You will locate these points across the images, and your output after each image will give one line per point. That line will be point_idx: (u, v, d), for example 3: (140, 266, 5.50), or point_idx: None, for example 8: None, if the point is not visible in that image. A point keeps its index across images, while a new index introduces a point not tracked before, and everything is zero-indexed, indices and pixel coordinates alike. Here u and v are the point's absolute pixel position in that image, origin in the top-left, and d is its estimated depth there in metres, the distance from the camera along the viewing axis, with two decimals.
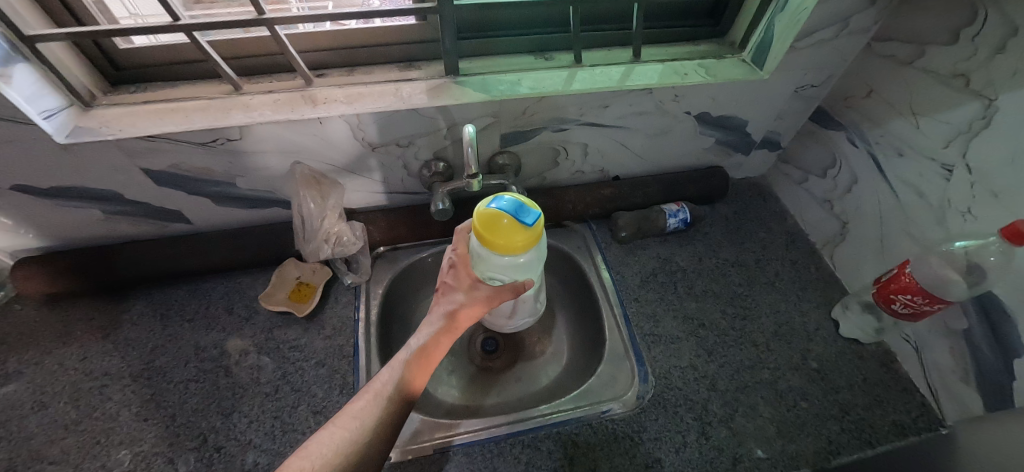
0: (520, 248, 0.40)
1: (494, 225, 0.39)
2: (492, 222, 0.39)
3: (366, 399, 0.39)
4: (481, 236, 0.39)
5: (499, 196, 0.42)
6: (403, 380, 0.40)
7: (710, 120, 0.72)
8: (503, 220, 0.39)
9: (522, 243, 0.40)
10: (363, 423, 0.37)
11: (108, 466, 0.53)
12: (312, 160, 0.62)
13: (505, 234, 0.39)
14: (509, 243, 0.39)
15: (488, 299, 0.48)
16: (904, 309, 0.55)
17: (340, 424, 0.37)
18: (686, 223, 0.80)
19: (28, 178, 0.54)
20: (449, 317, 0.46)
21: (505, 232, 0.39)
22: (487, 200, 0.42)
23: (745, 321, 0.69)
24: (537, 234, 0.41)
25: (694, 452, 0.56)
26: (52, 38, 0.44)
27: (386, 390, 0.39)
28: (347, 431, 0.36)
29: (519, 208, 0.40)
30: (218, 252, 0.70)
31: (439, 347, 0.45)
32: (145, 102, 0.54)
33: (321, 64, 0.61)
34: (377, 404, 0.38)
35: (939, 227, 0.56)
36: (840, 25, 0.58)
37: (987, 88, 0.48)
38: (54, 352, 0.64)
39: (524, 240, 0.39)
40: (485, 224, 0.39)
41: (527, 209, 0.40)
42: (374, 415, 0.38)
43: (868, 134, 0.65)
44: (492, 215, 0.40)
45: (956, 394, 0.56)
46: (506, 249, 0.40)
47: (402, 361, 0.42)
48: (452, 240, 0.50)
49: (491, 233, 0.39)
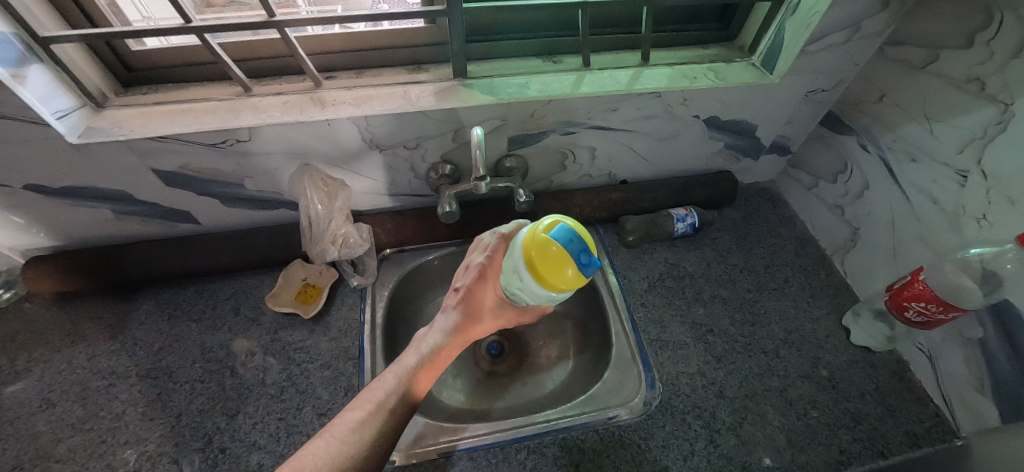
0: (560, 283, 0.40)
1: (545, 247, 0.40)
2: (547, 243, 0.40)
3: (366, 411, 0.39)
4: (530, 254, 0.40)
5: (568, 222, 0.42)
6: (409, 391, 0.42)
7: (719, 124, 0.72)
8: (553, 248, 0.40)
9: (564, 278, 0.40)
10: (360, 435, 0.37)
11: (114, 465, 0.53)
12: (319, 162, 0.62)
13: (549, 265, 0.40)
14: (551, 271, 0.40)
15: (506, 319, 0.50)
16: (918, 317, 0.54)
17: (336, 435, 0.37)
18: (694, 228, 0.79)
19: (40, 178, 0.55)
20: (460, 330, 0.48)
21: (549, 260, 0.40)
22: (544, 220, 0.43)
23: (755, 328, 0.69)
24: (580, 279, 0.41)
25: (702, 460, 0.55)
26: (66, 40, 0.45)
27: (389, 403, 0.40)
28: (342, 443, 0.36)
29: (579, 248, 0.40)
30: (225, 252, 0.70)
31: (446, 356, 0.47)
32: (156, 103, 0.55)
33: (330, 66, 0.61)
34: (377, 416, 0.39)
35: (953, 233, 0.55)
36: (851, 29, 0.57)
37: (1002, 93, 0.47)
38: (63, 351, 0.64)
39: (565, 275, 0.40)
40: (538, 245, 0.40)
41: (586, 255, 0.40)
42: (373, 429, 0.38)
43: (880, 139, 0.64)
44: (549, 245, 0.40)
45: (973, 405, 0.55)
46: (547, 275, 0.40)
47: (408, 373, 0.43)
48: (489, 245, 0.48)
49: (539, 253, 0.40)
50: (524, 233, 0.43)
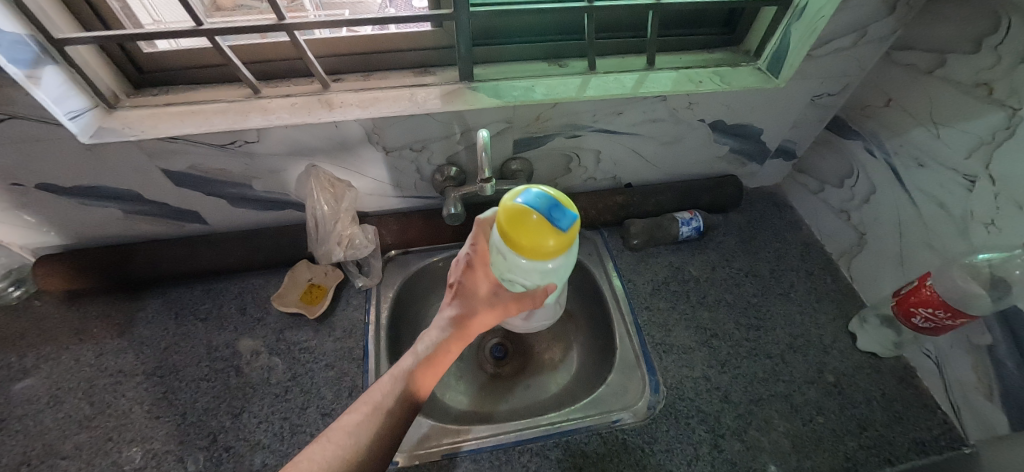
0: (545, 252, 0.35)
1: (523, 231, 0.35)
2: (510, 223, 0.35)
3: (363, 413, 0.38)
4: (508, 236, 0.35)
5: (528, 190, 0.38)
6: (406, 388, 0.40)
7: (724, 128, 0.72)
8: (532, 219, 0.35)
9: (545, 249, 0.35)
10: (359, 439, 0.37)
11: (119, 462, 0.54)
12: (326, 163, 0.63)
13: (535, 247, 0.34)
14: (537, 248, 0.35)
15: (503, 305, 0.47)
16: (926, 323, 0.54)
17: (333, 439, 0.36)
18: (699, 232, 0.79)
19: (52, 178, 0.56)
20: (461, 322, 0.46)
21: (533, 235, 0.34)
22: (514, 190, 0.38)
23: (760, 332, 0.68)
24: (571, 238, 0.36)
25: (706, 464, 0.55)
26: (81, 41, 0.46)
27: (386, 404, 0.39)
28: (339, 447, 0.36)
29: (553, 208, 0.35)
30: (232, 251, 0.71)
31: (446, 354, 0.45)
32: (167, 104, 0.56)
33: (338, 69, 0.61)
34: (375, 417, 0.38)
35: (960, 239, 0.55)
36: (858, 33, 0.57)
37: (1010, 97, 0.47)
38: (71, 349, 0.65)
39: (552, 244, 0.35)
40: (512, 221, 0.35)
41: (562, 214, 0.35)
42: (370, 431, 0.37)
43: (887, 144, 0.64)
44: (519, 218, 0.35)
45: (980, 412, 0.55)
46: (525, 247, 0.35)
47: (405, 373, 0.41)
48: (470, 233, 0.45)
49: (517, 231, 0.35)
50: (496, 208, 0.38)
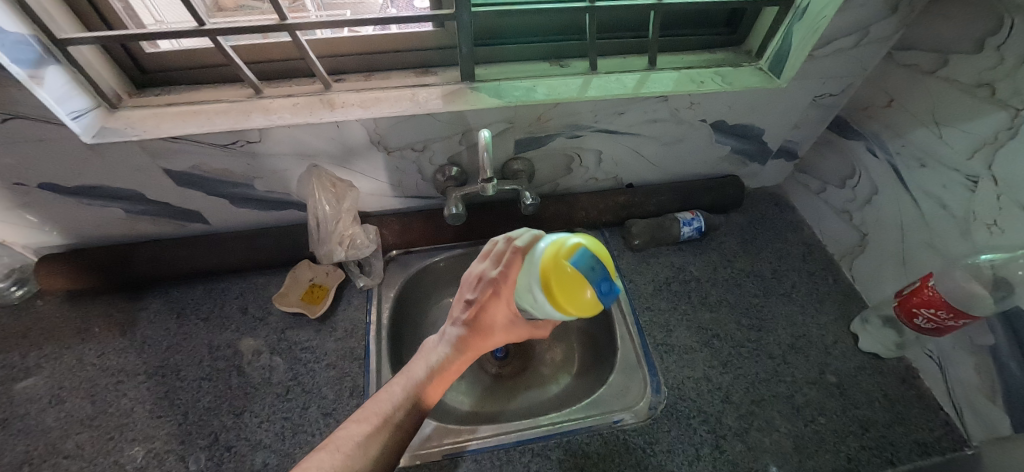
0: (579, 312, 0.41)
1: (570, 293, 0.40)
2: (560, 284, 0.39)
3: (372, 425, 0.40)
4: (554, 293, 0.40)
5: (579, 246, 0.41)
6: (415, 403, 0.43)
7: (726, 128, 0.72)
8: (580, 285, 0.40)
9: (583, 308, 0.41)
10: (367, 449, 0.39)
11: (121, 462, 0.54)
12: (327, 163, 0.63)
13: (574, 308, 0.40)
14: (575, 309, 0.41)
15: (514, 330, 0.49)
16: (928, 324, 0.54)
17: (342, 448, 0.38)
18: (700, 232, 0.79)
19: (54, 177, 0.56)
20: (471, 341, 0.48)
21: (576, 299, 0.40)
22: (565, 242, 0.41)
23: (761, 333, 0.68)
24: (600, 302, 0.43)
25: (707, 465, 0.55)
26: (83, 41, 0.46)
27: (395, 418, 0.41)
28: (346, 457, 0.38)
29: (599, 277, 0.41)
30: (234, 251, 0.71)
31: (455, 368, 0.47)
32: (169, 104, 0.56)
33: (340, 69, 0.62)
34: (384, 430, 0.41)
35: (963, 240, 0.55)
36: (860, 34, 0.57)
37: (1013, 98, 0.47)
38: (73, 348, 0.65)
39: (587, 308, 0.41)
40: (562, 282, 0.40)
41: (606, 285, 0.41)
42: (378, 444, 0.40)
43: (889, 144, 0.64)
44: (569, 281, 0.40)
45: (983, 413, 0.54)
46: (565, 305, 0.40)
47: (415, 388, 0.44)
48: (505, 262, 0.44)
49: (563, 291, 0.40)
50: (544, 258, 0.41)
